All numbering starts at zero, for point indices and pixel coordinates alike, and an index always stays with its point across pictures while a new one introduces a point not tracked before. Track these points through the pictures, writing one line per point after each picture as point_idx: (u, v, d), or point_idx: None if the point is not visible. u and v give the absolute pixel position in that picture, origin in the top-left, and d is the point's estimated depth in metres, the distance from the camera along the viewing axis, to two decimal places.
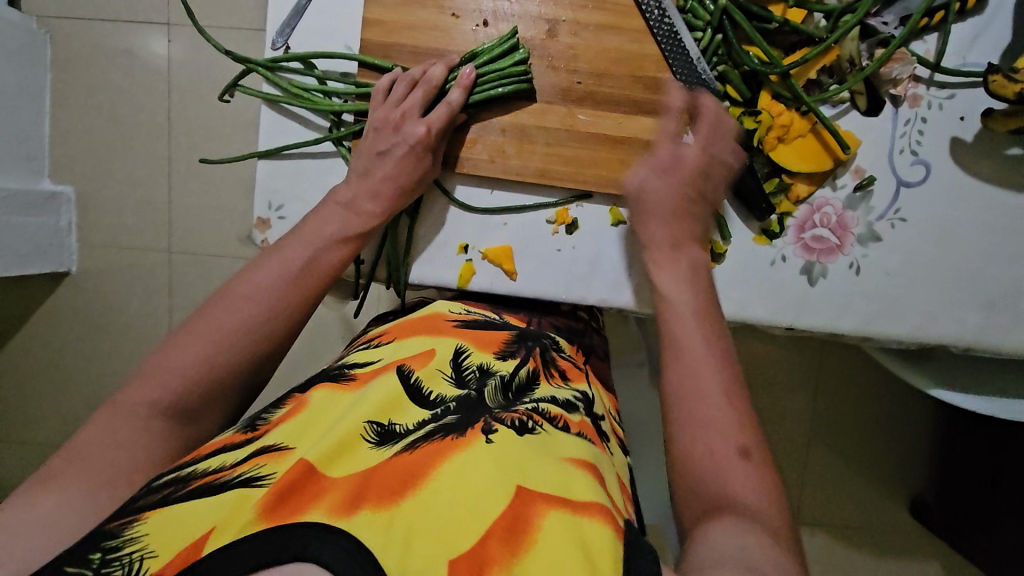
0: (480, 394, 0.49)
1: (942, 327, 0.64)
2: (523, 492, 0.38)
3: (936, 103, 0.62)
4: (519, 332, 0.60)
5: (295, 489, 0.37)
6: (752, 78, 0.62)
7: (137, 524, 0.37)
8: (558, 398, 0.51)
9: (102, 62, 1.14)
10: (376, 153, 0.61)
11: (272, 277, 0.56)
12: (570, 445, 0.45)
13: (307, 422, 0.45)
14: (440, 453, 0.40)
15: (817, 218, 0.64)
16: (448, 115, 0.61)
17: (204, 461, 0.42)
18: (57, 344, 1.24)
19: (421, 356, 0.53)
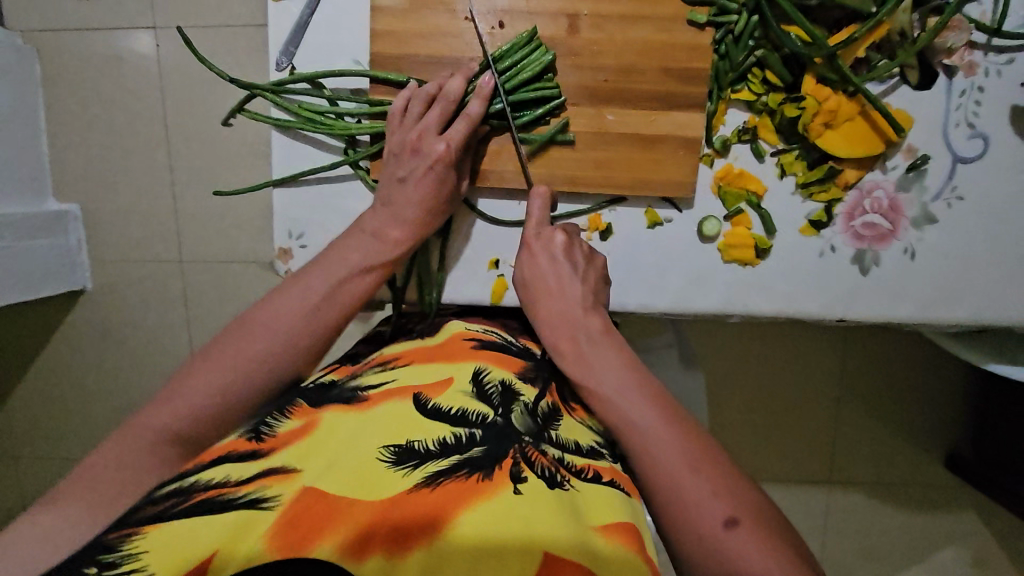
0: (507, 419, 0.46)
1: (1001, 308, 0.61)
2: (552, 559, 0.35)
3: (994, 70, 0.57)
4: (535, 361, 0.57)
5: (303, 527, 0.36)
6: (794, 60, 0.57)
7: (137, 538, 0.35)
8: (583, 446, 0.48)
9: (93, 74, 1.10)
10: (397, 179, 0.58)
11: (295, 312, 0.54)
12: (603, 507, 0.41)
13: (318, 442, 0.43)
14: (462, 498, 0.38)
15: (867, 203, 0.60)
16: (469, 127, 0.57)
17: (207, 472, 0.40)
18: (78, 362, 1.23)
19: (440, 383, 0.49)
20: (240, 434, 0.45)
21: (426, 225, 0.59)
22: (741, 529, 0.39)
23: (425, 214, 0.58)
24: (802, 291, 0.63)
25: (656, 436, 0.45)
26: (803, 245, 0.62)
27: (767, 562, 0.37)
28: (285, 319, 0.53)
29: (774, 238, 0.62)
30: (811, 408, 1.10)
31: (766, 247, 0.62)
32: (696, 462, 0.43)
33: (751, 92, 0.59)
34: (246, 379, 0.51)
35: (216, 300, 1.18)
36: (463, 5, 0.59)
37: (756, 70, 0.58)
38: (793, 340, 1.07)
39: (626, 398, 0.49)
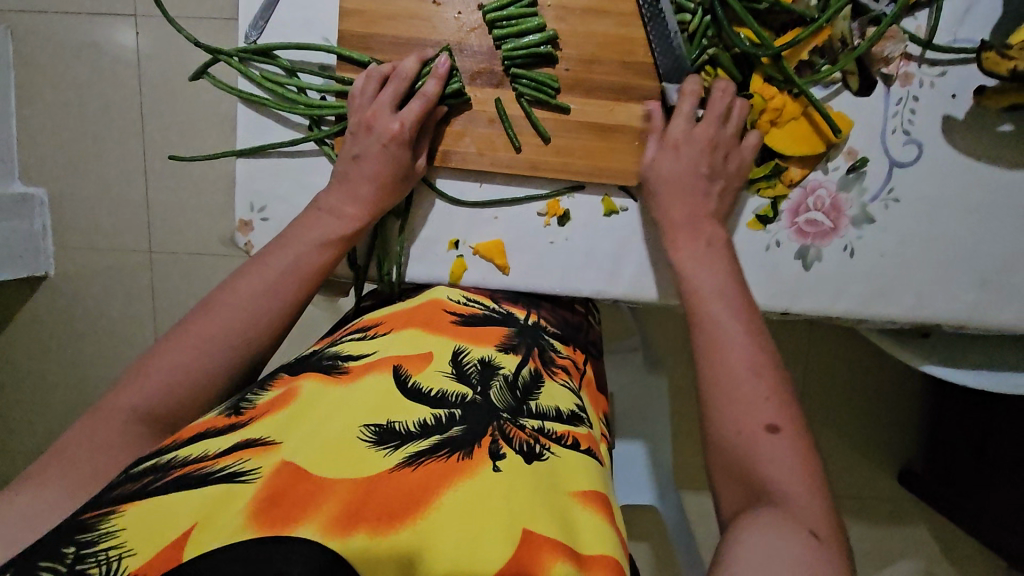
0: (486, 398, 0.46)
1: (937, 307, 0.64)
2: (530, 535, 0.37)
3: (928, 81, 0.61)
4: (517, 327, 0.59)
5: (286, 505, 0.36)
6: (744, 60, 0.61)
7: (114, 517, 0.35)
8: (564, 412, 0.49)
9: (68, 57, 1.09)
10: (352, 157, 0.59)
11: (254, 290, 0.54)
12: (580, 476, 0.44)
13: (296, 414, 0.42)
14: (444, 478, 0.38)
15: (811, 201, 0.63)
16: (425, 105, 0.59)
17: (185, 448, 0.40)
18: (39, 350, 1.21)
19: (421, 356, 0.50)
20: (220, 409, 0.45)
21: (385, 202, 0.60)
22: (782, 436, 0.45)
23: (385, 190, 0.59)
24: (750, 283, 0.65)
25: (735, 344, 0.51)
26: (749, 237, 0.64)
27: (793, 471, 0.43)
28: (245, 297, 0.53)
29: (722, 229, 0.64)
30: None
31: None
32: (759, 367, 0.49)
33: (703, 90, 0.62)
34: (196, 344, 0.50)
35: (184, 290, 1.17)
36: None
37: (708, 68, 0.61)
38: None
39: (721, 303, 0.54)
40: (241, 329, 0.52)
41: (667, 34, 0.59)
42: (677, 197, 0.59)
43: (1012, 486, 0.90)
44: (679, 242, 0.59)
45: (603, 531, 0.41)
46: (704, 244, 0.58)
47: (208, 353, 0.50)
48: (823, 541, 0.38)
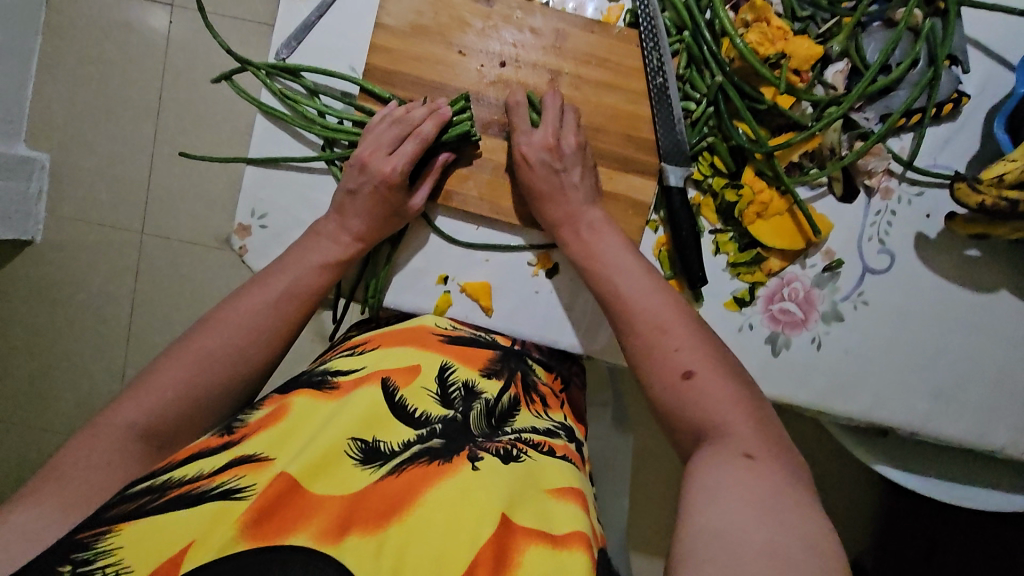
0: (465, 418, 0.50)
1: (892, 411, 0.66)
2: (509, 521, 0.40)
3: (906, 198, 0.65)
4: (502, 351, 0.62)
5: (279, 519, 0.37)
6: (739, 152, 0.65)
7: (111, 536, 0.36)
8: (540, 429, 0.53)
9: (98, 33, 1.12)
10: (347, 191, 0.61)
11: (256, 306, 0.55)
12: (553, 475, 0.47)
13: (288, 432, 0.44)
14: (425, 480, 0.42)
15: (786, 292, 0.66)
16: (419, 145, 0.60)
17: (179, 468, 0.41)
18: (10, 312, 1.19)
19: (406, 372, 0.53)
20: (213, 431, 0.46)
21: (383, 230, 0.62)
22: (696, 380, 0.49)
23: (386, 220, 0.62)
24: None
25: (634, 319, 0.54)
26: (725, 316, 0.66)
27: (724, 407, 0.47)
28: (246, 315, 0.54)
29: (701, 306, 0.67)
30: None
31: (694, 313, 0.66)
32: (663, 325, 0.53)
33: (699, 173, 0.66)
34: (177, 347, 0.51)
35: (168, 276, 1.17)
36: (459, 41, 0.65)
37: (706, 154, 0.65)
38: None
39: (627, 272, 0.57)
40: (236, 342, 0.53)
41: (671, 115, 0.63)
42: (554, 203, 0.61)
43: None
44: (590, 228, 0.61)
45: (573, 510, 0.43)
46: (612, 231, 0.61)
47: (196, 360, 0.51)
48: (758, 458, 0.43)
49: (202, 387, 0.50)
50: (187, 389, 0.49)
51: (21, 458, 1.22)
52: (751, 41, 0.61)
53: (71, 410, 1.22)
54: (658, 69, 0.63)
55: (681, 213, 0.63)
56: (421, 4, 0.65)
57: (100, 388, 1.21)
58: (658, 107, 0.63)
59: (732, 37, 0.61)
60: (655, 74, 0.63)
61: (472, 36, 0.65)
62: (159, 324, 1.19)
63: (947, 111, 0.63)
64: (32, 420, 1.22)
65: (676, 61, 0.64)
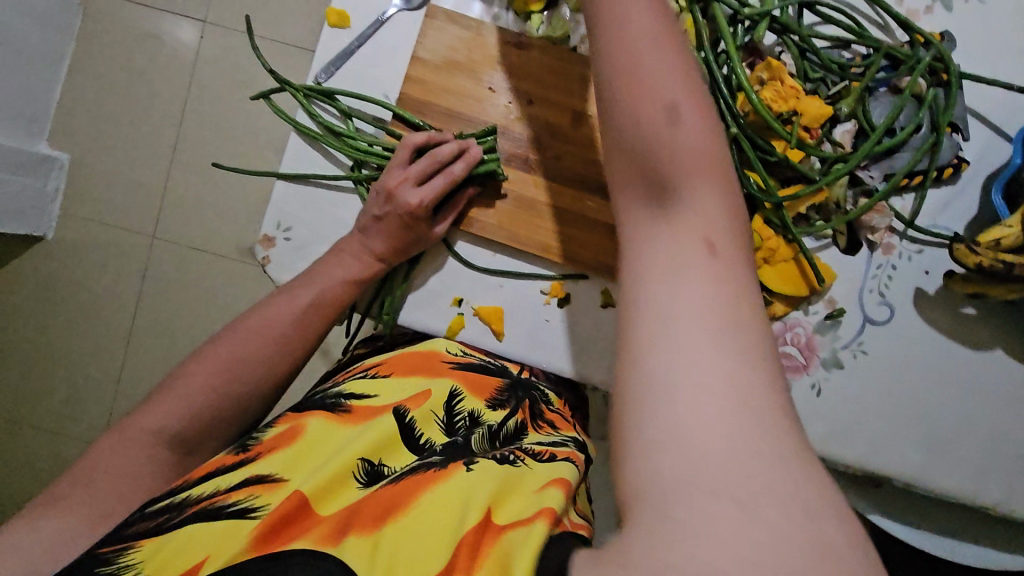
0: (466, 440, 0.50)
1: (887, 460, 0.68)
2: (488, 517, 0.39)
3: (907, 254, 0.68)
4: (511, 380, 0.63)
5: (287, 531, 0.39)
6: (749, 201, 0.67)
7: (132, 552, 0.38)
8: (546, 442, 0.53)
9: (131, 43, 1.17)
10: (374, 216, 0.63)
11: (280, 316, 0.57)
12: (540, 475, 0.45)
13: (299, 449, 0.46)
14: (421, 485, 0.42)
15: (789, 336, 0.68)
16: (448, 183, 0.63)
17: (196, 486, 0.43)
18: (13, 306, 1.20)
19: (417, 398, 0.54)
20: (229, 449, 0.48)
21: (401, 248, 0.64)
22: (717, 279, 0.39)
23: (407, 240, 0.64)
24: None
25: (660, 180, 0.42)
26: None
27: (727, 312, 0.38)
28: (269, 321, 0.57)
29: None
30: None
31: None
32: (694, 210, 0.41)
33: None
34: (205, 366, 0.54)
35: (175, 281, 1.19)
36: (489, 78, 0.69)
37: None
38: None
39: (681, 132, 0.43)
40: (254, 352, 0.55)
41: None
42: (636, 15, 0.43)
43: None
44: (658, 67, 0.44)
45: (549, 494, 0.41)
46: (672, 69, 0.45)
47: (221, 362, 0.54)
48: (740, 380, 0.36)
49: (230, 392, 0.53)
50: (212, 390, 0.52)
51: (7, 455, 1.21)
52: (765, 97, 0.65)
53: (61, 408, 1.21)
54: None
55: None
56: (455, 41, 0.69)
57: (93, 389, 1.20)
58: None
59: (748, 92, 0.64)
60: None
61: (502, 74, 0.69)
62: (160, 330, 1.20)
63: (948, 174, 0.67)
64: (21, 417, 1.21)
65: None
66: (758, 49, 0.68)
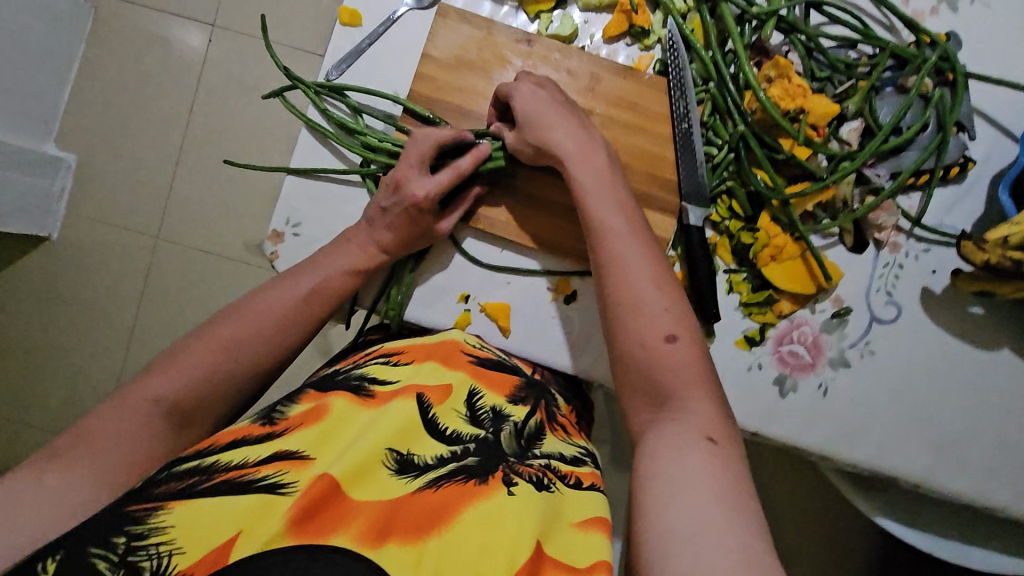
0: (497, 437, 0.51)
1: (895, 461, 0.67)
2: (540, 548, 0.41)
3: (914, 254, 0.68)
4: (528, 380, 0.63)
5: (323, 517, 0.39)
6: (755, 198, 0.68)
7: (162, 513, 0.37)
8: (566, 456, 0.55)
9: (140, 46, 1.18)
10: (380, 208, 0.63)
11: (280, 300, 0.58)
12: (581, 508, 0.48)
13: (328, 430, 0.45)
14: (463, 496, 0.43)
15: (795, 334, 0.68)
16: (454, 177, 0.63)
17: (225, 453, 0.42)
18: (17, 306, 1.21)
19: (439, 390, 0.53)
20: (252, 418, 0.47)
21: (408, 242, 0.64)
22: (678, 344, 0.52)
23: (413, 231, 0.64)
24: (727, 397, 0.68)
25: (615, 274, 0.57)
26: (735, 354, 0.68)
27: (689, 378, 0.51)
28: (272, 307, 0.57)
29: (712, 342, 0.69)
30: None
31: None
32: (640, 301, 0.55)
33: (717, 215, 0.69)
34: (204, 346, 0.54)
35: (179, 281, 1.19)
36: (499, 76, 0.69)
37: (725, 198, 0.68)
38: None
39: (629, 247, 0.57)
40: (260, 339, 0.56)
41: (694, 158, 0.66)
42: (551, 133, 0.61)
43: None
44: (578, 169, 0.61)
45: (596, 539, 0.44)
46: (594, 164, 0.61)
47: (218, 343, 0.54)
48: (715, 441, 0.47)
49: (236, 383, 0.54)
50: (207, 370, 0.53)
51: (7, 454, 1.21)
52: (773, 95, 0.65)
53: (61, 408, 1.21)
54: (684, 115, 0.67)
55: (694, 255, 0.65)
56: (466, 40, 0.69)
57: (94, 388, 1.20)
58: (682, 150, 0.66)
59: (755, 90, 0.65)
60: (681, 118, 0.67)
61: (511, 73, 0.69)
62: (162, 330, 1.20)
63: (954, 174, 0.67)
64: (21, 415, 1.21)
65: (701, 109, 0.68)
66: (766, 48, 0.68)
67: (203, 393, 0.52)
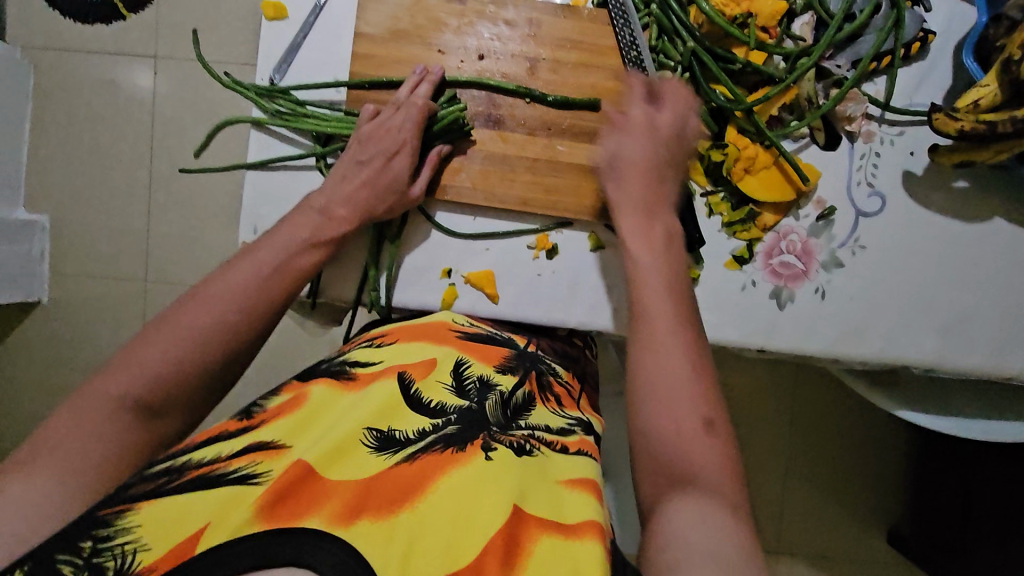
0: (481, 407, 0.49)
1: (905, 350, 0.67)
2: (519, 511, 0.40)
3: (888, 139, 0.66)
4: (518, 352, 0.61)
5: (294, 502, 0.38)
6: (719, 113, 0.66)
7: (130, 514, 0.37)
8: (555, 427, 0.52)
9: (86, 92, 1.15)
10: (357, 162, 0.63)
11: (240, 280, 0.54)
12: (566, 468, 0.46)
13: (303, 420, 0.45)
14: (440, 468, 0.42)
15: (784, 245, 0.67)
16: (421, 119, 0.63)
17: (198, 450, 0.42)
18: (22, 375, 1.20)
19: (423, 366, 0.53)
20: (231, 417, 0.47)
21: (380, 210, 0.63)
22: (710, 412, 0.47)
23: (380, 201, 0.63)
24: (727, 320, 0.68)
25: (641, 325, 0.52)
26: (727, 276, 0.68)
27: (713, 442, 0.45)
28: (233, 287, 0.53)
29: (703, 269, 0.68)
30: (752, 468, 1.11)
31: (694, 277, 0.68)
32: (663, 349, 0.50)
33: None
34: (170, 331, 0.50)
35: None
36: (437, 41, 0.67)
37: (688, 119, 0.66)
38: (742, 399, 1.10)
39: (660, 299, 0.53)
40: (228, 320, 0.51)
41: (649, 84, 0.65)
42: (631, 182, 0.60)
43: (994, 547, 0.89)
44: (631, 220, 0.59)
45: (585, 501, 0.43)
46: (661, 232, 0.59)
47: (180, 332, 0.50)
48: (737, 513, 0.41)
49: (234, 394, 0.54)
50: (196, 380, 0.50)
51: None
52: (716, 4, 0.64)
53: None
54: (631, 42, 0.65)
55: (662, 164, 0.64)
56: (397, 10, 0.67)
57: None
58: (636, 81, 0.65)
59: (698, 2, 0.63)
60: (627, 46, 0.65)
61: (449, 35, 0.67)
62: None
63: (915, 50, 0.65)
64: None
65: (647, 34, 0.66)
66: None
67: (192, 391, 0.50)
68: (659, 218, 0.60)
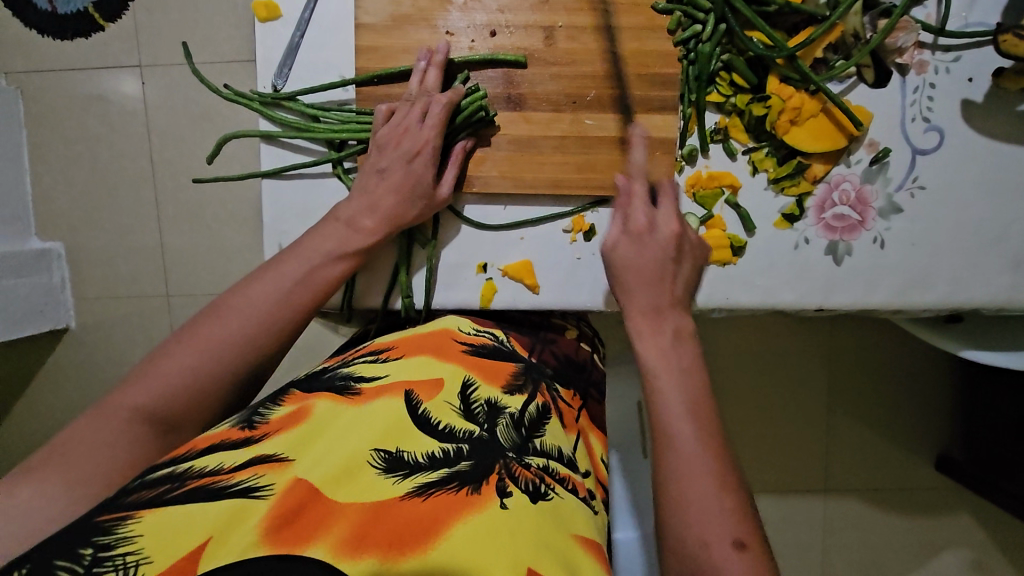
0: (493, 433, 0.46)
1: (973, 291, 0.63)
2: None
3: (943, 68, 0.61)
4: (523, 363, 0.58)
5: (300, 524, 0.36)
6: (758, 63, 0.61)
7: (131, 522, 0.34)
8: (564, 455, 0.50)
9: (78, 112, 1.12)
10: (377, 170, 0.60)
11: (282, 306, 0.52)
12: (577, 517, 0.44)
13: (310, 433, 0.42)
14: (455, 510, 0.38)
15: (836, 196, 0.63)
16: (440, 118, 0.59)
17: (200, 458, 0.39)
18: (63, 402, 1.21)
19: (429, 386, 0.49)
20: (232, 422, 0.44)
21: (408, 211, 0.60)
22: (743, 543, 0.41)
23: (406, 202, 0.60)
24: (781, 282, 0.65)
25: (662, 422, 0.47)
26: (778, 237, 0.64)
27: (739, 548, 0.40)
28: (259, 303, 0.52)
29: (752, 236, 0.64)
30: (798, 416, 1.09)
31: (741, 245, 0.64)
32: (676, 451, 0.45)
33: (720, 95, 0.62)
34: (215, 367, 0.48)
35: None
36: (444, 21, 0.63)
37: (723, 74, 0.62)
38: (784, 352, 1.07)
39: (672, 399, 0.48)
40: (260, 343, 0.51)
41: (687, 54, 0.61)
42: (638, 286, 0.56)
43: None
44: (641, 328, 0.54)
45: (593, 569, 0.41)
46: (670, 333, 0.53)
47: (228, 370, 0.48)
48: None
49: None
50: None
51: None
52: None
53: None
54: None
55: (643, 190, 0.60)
56: None
57: None
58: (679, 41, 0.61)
59: None
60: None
61: (456, 13, 0.62)
62: None
63: None
64: None
65: None
66: None
67: None
68: (669, 317, 0.55)
